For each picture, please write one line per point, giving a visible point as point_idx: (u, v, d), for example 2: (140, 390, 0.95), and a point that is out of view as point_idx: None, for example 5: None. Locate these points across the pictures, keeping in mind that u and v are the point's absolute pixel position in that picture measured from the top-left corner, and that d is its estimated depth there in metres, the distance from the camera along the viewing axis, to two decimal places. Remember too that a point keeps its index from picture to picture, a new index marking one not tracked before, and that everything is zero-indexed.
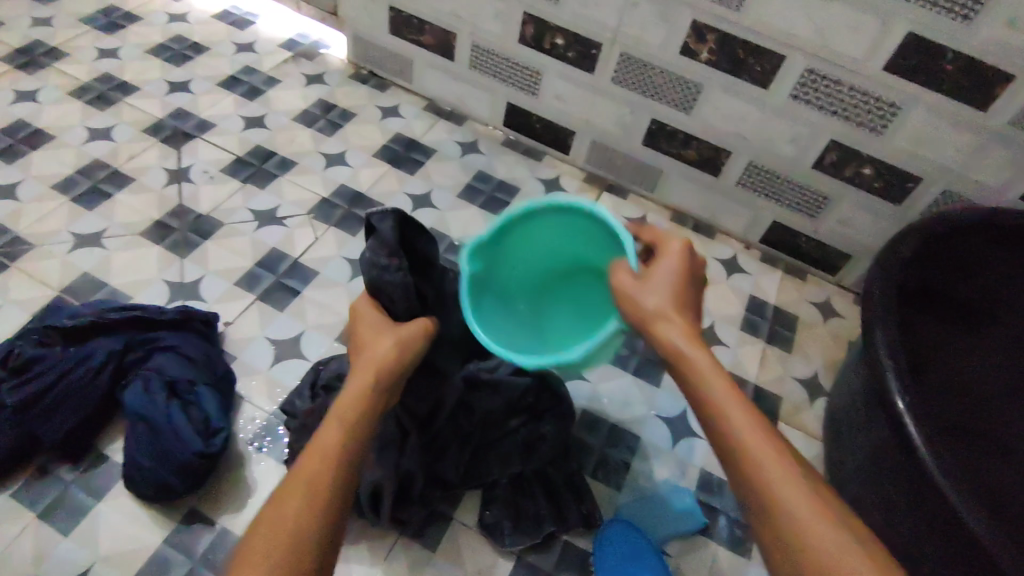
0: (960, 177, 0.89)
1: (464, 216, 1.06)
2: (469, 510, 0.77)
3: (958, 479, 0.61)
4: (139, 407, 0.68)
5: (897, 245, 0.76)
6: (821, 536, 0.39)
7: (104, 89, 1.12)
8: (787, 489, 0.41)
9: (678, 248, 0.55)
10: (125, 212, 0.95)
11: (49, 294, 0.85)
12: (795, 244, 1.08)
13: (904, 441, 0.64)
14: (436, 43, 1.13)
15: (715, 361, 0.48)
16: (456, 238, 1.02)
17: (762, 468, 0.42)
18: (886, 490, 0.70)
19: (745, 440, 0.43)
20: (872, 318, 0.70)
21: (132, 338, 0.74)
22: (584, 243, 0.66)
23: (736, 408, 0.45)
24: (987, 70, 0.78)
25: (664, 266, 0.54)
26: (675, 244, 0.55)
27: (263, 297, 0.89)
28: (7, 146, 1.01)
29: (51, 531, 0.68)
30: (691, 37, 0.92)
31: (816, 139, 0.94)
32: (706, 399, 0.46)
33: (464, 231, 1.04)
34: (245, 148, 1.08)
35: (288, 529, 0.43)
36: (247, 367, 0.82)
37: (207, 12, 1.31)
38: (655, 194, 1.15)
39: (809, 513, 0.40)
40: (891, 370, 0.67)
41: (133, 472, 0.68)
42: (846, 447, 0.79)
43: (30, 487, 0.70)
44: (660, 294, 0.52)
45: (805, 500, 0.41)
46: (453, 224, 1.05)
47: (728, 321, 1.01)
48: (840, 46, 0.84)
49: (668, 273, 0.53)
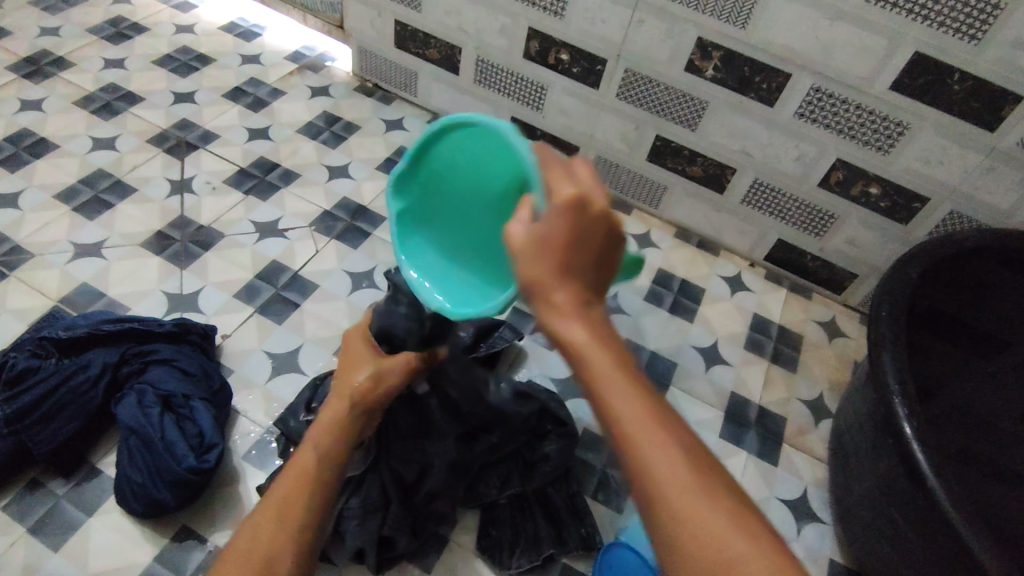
0: (967, 198, 0.88)
1: None
2: (467, 532, 0.75)
3: (969, 510, 0.59)
4: (133, 421, 0.68)
5: (904, 266, 0.75)
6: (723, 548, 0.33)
7: (109, 99, 1.12)
8: (675, 490, 0.34)
9: (567, 195, 0.36)
10: (127, 222, 0.95)
11: (47, 303, 0.85)
12: (800, 263, 1.07)
13: (912, 468, 0.62)
14: (441, 56, 1.13)
15: (595, 333, 0.37)
16: None
17: (650, 470, 0.34)
18: (893, 518, 0.68)
19: (635, 435, 0.35)
20: (880, 342, 0.69)
21: (127, 351, 0.74)
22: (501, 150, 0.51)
23: (626, 395, 0.36)
24: (994, 91, 0.77)
25: (546, 223, 0.36)
26: (562, 193, 0.36)
27: (262, 309, 0.88)
28: (11, 155, 1.01)
29: (41, 545, 0.67)
30: (697, 54, 0.91)
31: (821, 157, 0.93)
32: (588, 369, 0.37)
33: None
34: (249, 160, 1.07)
35: (264, 537, 0.45)
36: (244, 381, 0.81)
37: (214, 24, 1.31)
38: (659, 209, 1.14)
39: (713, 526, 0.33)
40: (898, 395, 0.65)
41: (125, 487, 0.67)
42: (852, 473, 0.77)
43: (21, 500, 0.69)
44: (541, 266, 0.37)
45: (705, 509, 0.34)
46: None
47: (732, 340, 1.00)
48: (846, 65, 0.83)
49: (557, 242, 0.37)
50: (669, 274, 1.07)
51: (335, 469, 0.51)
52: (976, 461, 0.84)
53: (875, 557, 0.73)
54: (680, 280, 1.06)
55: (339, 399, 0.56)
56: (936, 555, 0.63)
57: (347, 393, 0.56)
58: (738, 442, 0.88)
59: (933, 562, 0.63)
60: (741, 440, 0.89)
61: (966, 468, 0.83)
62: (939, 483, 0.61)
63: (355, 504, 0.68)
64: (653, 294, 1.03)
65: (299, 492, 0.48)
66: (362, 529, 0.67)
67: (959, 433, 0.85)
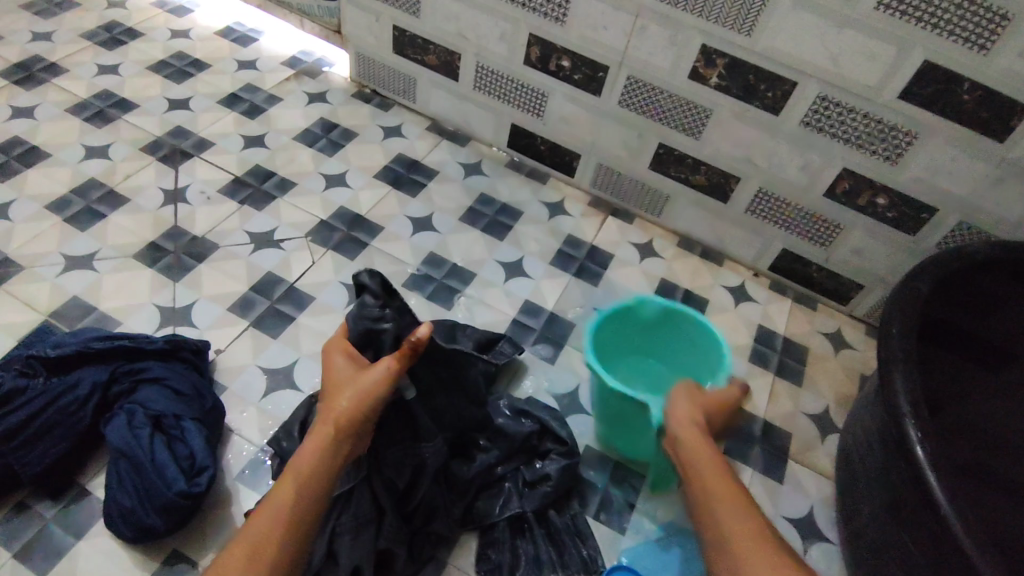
0: (977, 208, 0.86)
1: (465, 240, 1.03)
2: (466, 555, 0.72)
3: (983, 539, 0.57)
4: (121, 443, 0.65)
5: (914, 281, 0.73)
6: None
7: (102, 106, 1.11)
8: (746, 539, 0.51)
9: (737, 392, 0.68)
10: (119, 233, 0.93)
11: (36, 318, 0.83)
12: (805, 273, 1.05)
13: (925, 493, 0.61)
14: (440, 63, 1.11)
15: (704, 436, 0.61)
16: (457, 264, 0.99)
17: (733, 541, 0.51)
18: (904, 543, 0.67)
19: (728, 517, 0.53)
20: (890, 361, 0.67)
21: (118, 369, 0.72)
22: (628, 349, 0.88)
23: (719, 483, 0.56)
24: (1006, 102, 0.76)
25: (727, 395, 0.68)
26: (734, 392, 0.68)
27: (257, 323, 0.87)
28: (1, 164, 0.99)
29: (28, 571, 0.65)
30: (700, 62, 0.89)
31: (828, 167, 0.91)
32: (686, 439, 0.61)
33: (465, 256, 1.01)
34: (244, 168, 1.06)
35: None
36: (238, 398, 0.79)
37: (210, 28, 1.30)
38: (661, 218, 1.12)
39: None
40: (910, 417, 0.63)
41: (113, 511, 0.65)
42: (860, 493, 0.75)
43: (8, 524, 0.67)
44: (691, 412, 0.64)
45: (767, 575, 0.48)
46: (454, 247, 1.02)
47: (736, 353, 0.98)
48: (854, 74, 0.81)
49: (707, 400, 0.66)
50: (671, 284, 1.05)
51: (312, 502, 0.52)
52: (987, 477, 0.81)
53: None
54: (683, 291, 1.04)
55: (321, 425, 0.55)
56: None
57: (330, 420, 0.55)
58: (743, 458, 0.86)
59: None
60: (746, 456, 0.87)
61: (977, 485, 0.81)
62: (953, 510, 0.58)
63: (348, 518, 0.65)
64: None
65: (272, 531, 0.49)
66: (356, 544, 0.64)
67: (969, 448, 0.82)
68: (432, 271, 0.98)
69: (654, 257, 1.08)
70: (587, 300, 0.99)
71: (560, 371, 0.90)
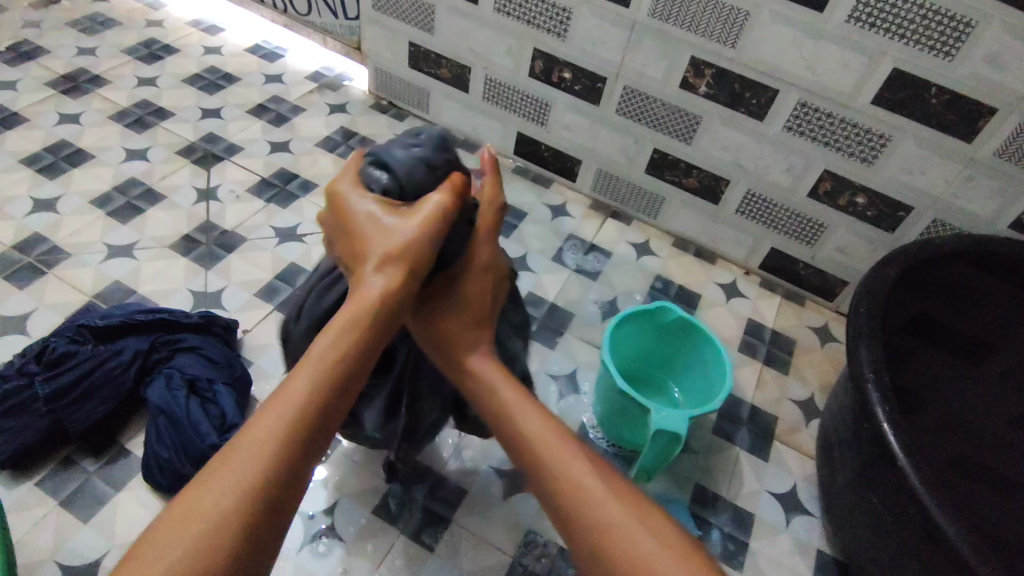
0: (949, 206, 0.93)
1: (559, 280, 1.08)
2: (473, 515, 0.79)
3: (936, 486, 0.64)
4: (161, 402, 0.75)
5: (884, 267, 0.80)
6: (635, 546, 0.41)
7: (141, 114, 1.20)
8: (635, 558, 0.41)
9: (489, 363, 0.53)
10: (157, 226, 1.02)
11: (81, 299, 0.91)
12: (794, 271, 1.12)
13: (886, 450, 0.67)
14: (452, 76, 1.20)
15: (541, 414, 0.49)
16: (550, 301, 1.04)
17: (579, 482, 0.45)
18: (872, 502, 0.73)
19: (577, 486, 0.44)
20: (858, 335, 0.74)
21: (158, 339, 0.81)
22: (649, 344, 0.92)
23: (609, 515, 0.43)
24: (970, 105, 0.82)
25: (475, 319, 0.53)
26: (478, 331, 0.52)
27: (280, 307, 0.95)
28: (51, 164, 1.08)
29: (72, 519, 0.72)
30: (690, 73, 0.97)
31: (810, 169, 0.98)
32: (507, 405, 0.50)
33: (560, 294, 1.06)
34: (270, 170, 1.15)
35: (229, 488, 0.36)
36: (263, 372, 0.87)
37: (240, 46, 1.40)
38: (658, 221, 1.19)
39: (628, 527, 0.42)
40: (872, 383, 0.70)
41: (152, 461, 0.73)
42: (836, 463, 0.81)
43: (55, 477, 0.74)
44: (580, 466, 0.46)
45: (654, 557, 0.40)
46: (550, 287, 1.06)
47: (725, 343, 1.04)
48: (830, 82, 0.89)
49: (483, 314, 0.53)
50: (666, 280, 1.12)
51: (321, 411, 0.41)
52: (972, 467, 0.85)
53: (860, 546, 0.77)
54: (677, 287, 1.11)
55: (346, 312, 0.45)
56: (912, 536, 0.66)
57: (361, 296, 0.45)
58: (731, 438, 0.92)
59: (907, 542, 0.68)
60: (733, 436, 0.92)
61: (963, 475, 0.85)
62: (910, 464, 0.65)
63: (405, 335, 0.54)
64: (649, 298, 1.08)
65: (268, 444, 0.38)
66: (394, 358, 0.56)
67: (951, 440, 0.87)
68: (534, 309, 1.03)
69: (650, 256, 1.15)
70: (586, 293, 1.07)
71: (559, 356, 0.97)
